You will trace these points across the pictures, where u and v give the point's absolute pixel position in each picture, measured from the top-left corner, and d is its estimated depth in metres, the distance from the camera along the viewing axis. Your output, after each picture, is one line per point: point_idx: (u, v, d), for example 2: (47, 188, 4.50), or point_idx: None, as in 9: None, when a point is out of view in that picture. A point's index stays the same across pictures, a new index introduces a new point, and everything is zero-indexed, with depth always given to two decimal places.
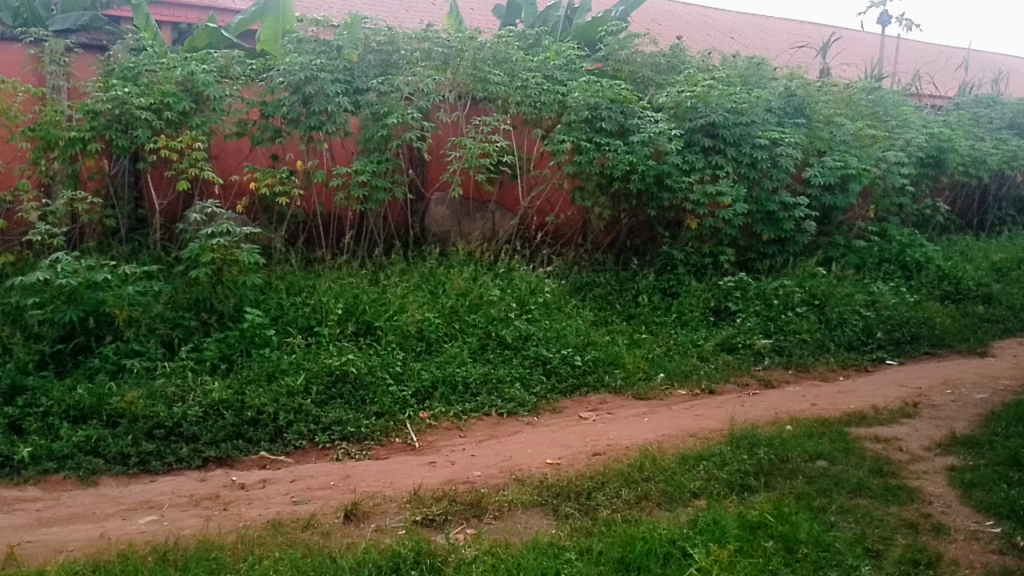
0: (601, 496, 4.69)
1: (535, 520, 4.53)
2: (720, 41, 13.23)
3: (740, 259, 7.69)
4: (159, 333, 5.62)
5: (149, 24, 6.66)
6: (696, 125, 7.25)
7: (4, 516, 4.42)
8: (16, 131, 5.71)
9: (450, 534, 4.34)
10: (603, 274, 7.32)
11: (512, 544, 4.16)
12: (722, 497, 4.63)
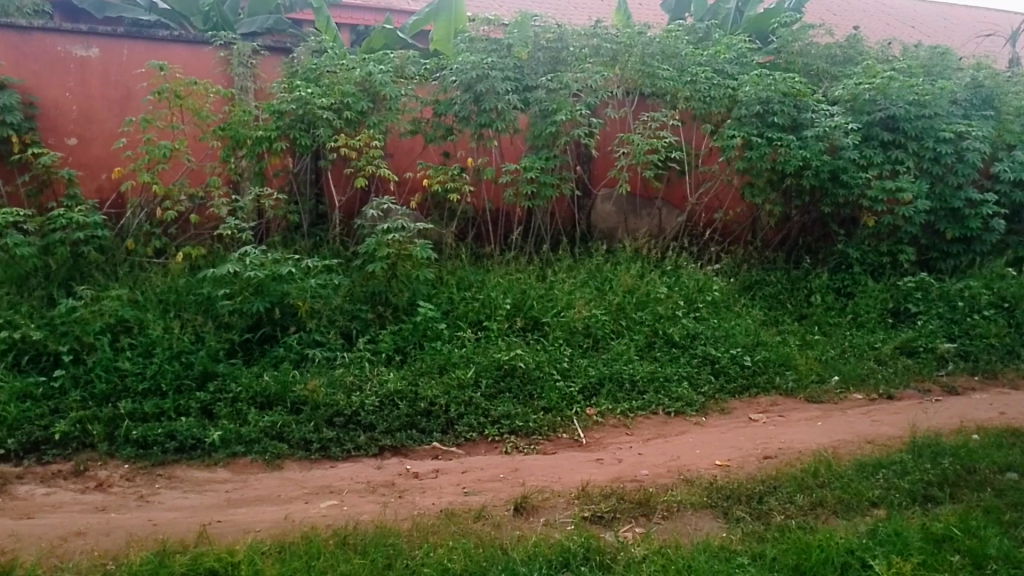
0: (774, 500, 4.54)
1: (705, 522, 4.44)
2: (899, 30, 12.75)
3: (920, 259, 7.40)
4: (339, 325, 5.75)
5: (329, 25, 6.93)
6: (876, 119, 7.08)
7: (197, 495, 4.61)
8: (208, 130, 6.04)
9: (620, 532, 4.33)
10: (774, 272, 7.29)
11: (683, 545, 4.11)
12: (904, 508, 4.42)
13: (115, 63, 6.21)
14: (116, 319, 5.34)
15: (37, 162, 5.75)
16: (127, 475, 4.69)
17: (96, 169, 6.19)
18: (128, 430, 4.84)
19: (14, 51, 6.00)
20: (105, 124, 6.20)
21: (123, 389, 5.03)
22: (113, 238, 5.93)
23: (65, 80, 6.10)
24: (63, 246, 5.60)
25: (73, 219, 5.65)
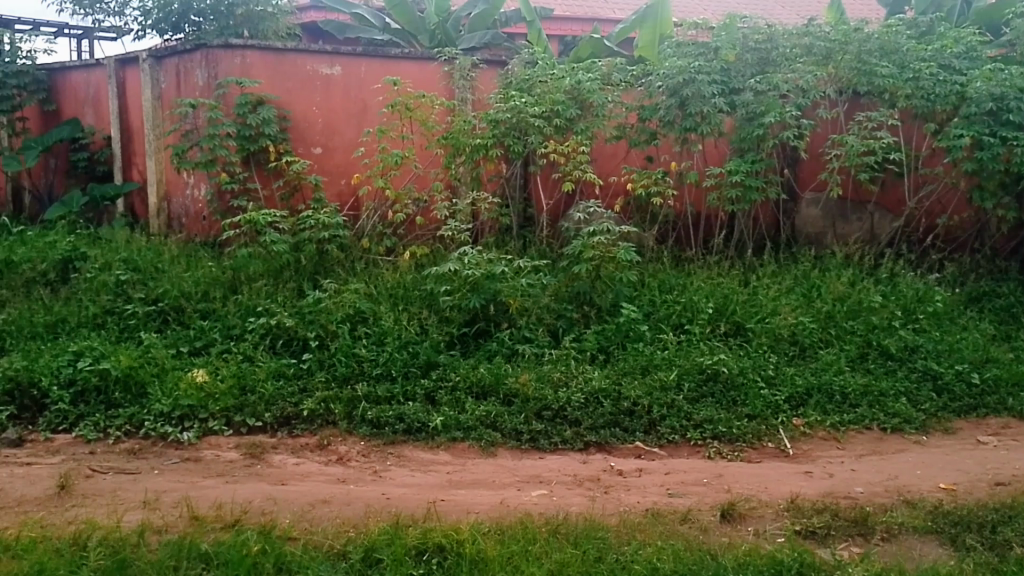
0: (1011, 532, 4.18)
1: (931, 548, 4.17)
2: None
3: None
4: (547, 323, 6.00)
5: (540, 37, 7.29)
6: None
7: (422, 473, 4.98)
8: (433, 139, 6.59)
9: (837, 550, 4.12)
10: (1006, 283, 6.82)
11: (908, 570, 3.88)
12: None
13: (354, 79, 6.87)
14: (355, 311, 5.90)
15: (290, 169, 6.47)
16: (363, 451, 5.14)
17: (337, 175, 6.90)
18: (364, 411, 5.31)
19: (271, 69, 6.72)
20: (345, 135, 6.90)
21: (360, 372, 5.52)
22: (351, 237, 6.51)
23: (313, 96, 6.80)
24: (311, 244, 6.28)
25: (319, 221, 6.32)
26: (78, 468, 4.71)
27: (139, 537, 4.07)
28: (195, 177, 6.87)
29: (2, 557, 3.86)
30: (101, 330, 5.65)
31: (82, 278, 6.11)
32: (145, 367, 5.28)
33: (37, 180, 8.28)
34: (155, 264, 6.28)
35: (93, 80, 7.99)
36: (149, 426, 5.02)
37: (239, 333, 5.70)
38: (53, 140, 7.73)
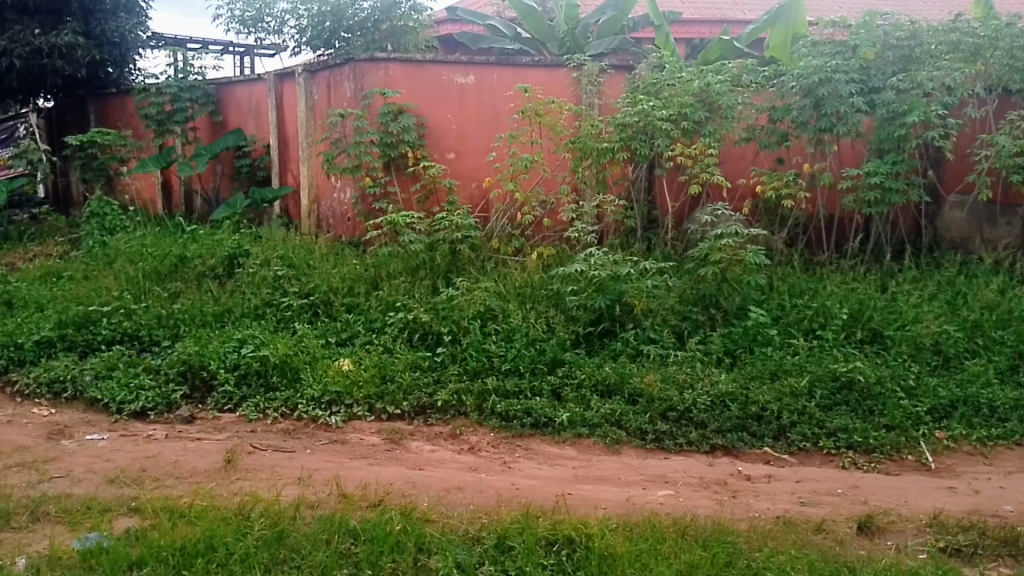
0: None
1: None
2: None
3: None
4: (672, 324, 6.01)
5: (667, 41, 7.41)
6: None
7: (549, 467, 5.11)
8: (561, 143, 6.79)
9: (987, 571, 3.91)
10: None
11: None
12: None
13: (488, 87, 7.17)
14: (485, 308, 6.13)
15: (427, 174, 6.84)
16: (493, 442, 5.35)
17: (468, 179, 7.24)
18: (494, 404, 5.54)
19: (411, 79, 7.16)
20: (478, 141, 7.21)
21: (491, 367, 5.76)
22: (481, 238, 6.82)
23: (448, 105, 7.18)
24: (445, 244, 6.60)
25: (453, 222, 6.63)
26: (242, 445, 5.18)
27: (294, 511, 4.41)
28: (342, 181, 7.39)
29: (180, 521, 4.29)
30: (260, 320, 6.19)
31: (245, 272, 6.69)
32: (299, 354, 5.74)
33: (205, 184, 9.15)
34: (307, 262, 6.79)
35: (254, 93, 8.69)
36: (302, 409, 5.46)
37: (380, 327, 6.07)
38: (222, 148, 8.52)
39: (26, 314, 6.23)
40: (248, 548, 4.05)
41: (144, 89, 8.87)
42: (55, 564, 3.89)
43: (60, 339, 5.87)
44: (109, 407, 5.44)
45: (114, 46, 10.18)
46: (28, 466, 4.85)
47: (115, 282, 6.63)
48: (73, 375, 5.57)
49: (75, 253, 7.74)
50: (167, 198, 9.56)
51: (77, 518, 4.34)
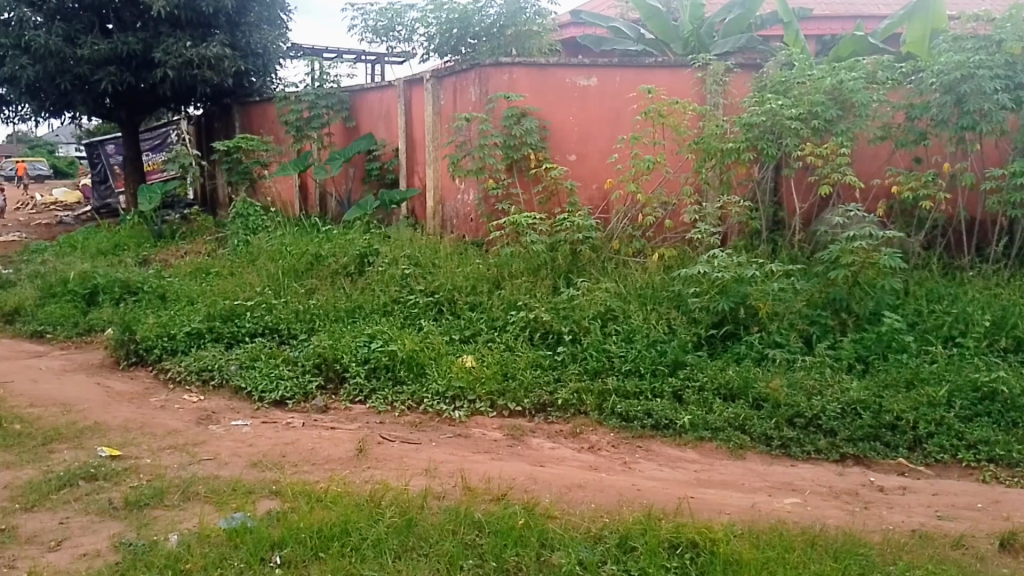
0: None
1: None
2: None
3: None
4: (799, 328, 5.90)
5: (797, 38, 7.46)
6: None
7: (671, 469, 5.01)
8: (684, 144, 6.91)
9: None
10: None
11: None
12: None
13: (610, 88, 7.32)
14: (605, 308, 6.20)
15: (549, 175, 7.02)
16: (613, 442, 5.33)
17: (589, 180, 7.41)
18: (614, 404, 5.54)
19: (535, 84, 7.33)
20: (599, 142, 7.38)
21: (610, 367, 5.79)
22: (603, 238, 6.95)
23: (570, 107, 7.34)
24: (567, 244, 6.75)
25: (575, 223, 6.80)
26: (371, 435, 5.40)
27: (422, 501, 4.55)
28: (466, 183, 7.64)
29: (317, 506, 4.50)
30: (388, 315, 6.51)
31: (376, 270, 7.07)
32: (424, 350, 5.95)
33: (339, 187, 9.62)
34: (432, 260, 7.09)
35: (386, 99, 9.07)
36: (427, 402, 5.65)
37: (502, 325, 6.24)
38: (354, 152, 8.97)
39: (179, 307, 6.79)
40: (380, 534, 4.20)
41: (285, 96, 9.55)
42: (205, 540, 4.15)
43: (208, 331, 6.33)
44: (251, 395, 5.79)
45: (258, 57, 12.02)
46: (180, 448, 5.21)
47: (258, 279, 7.18)
48: (219, 364, 5.98)
49: (221, 251, 8.40)
50: (303, 201, 10.15)
51: (224, 499, 4.62)
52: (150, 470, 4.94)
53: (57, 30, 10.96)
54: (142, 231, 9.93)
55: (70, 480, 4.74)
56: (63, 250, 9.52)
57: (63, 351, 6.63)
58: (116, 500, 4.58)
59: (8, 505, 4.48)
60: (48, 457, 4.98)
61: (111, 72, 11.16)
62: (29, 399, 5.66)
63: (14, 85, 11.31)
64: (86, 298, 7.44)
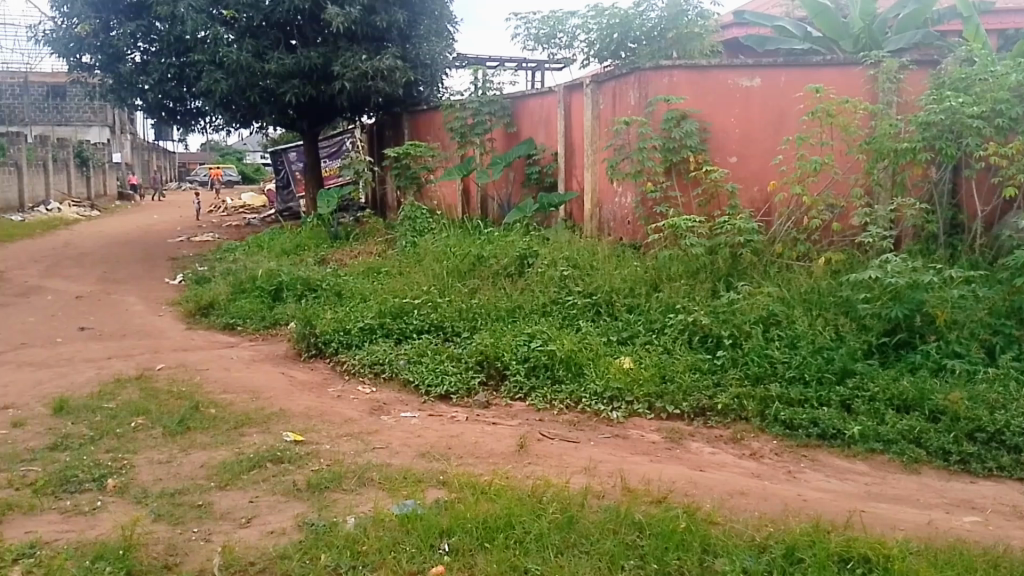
0: None
1: None
2: None
3: None
4: (981, 338, 5.68)
5: (978, 32, 7.48)
6: None
7: (838, 480, 4.81)
8: (854, 144, 7.05)
9: None
10: None
11: None
12: None
13: (774, 90, 7.55)
14: (767, 313, 6.28)
15: (709, 178, 7.42)
16: (776, 449, 5.20)
17: (751, 182, 7.68)
18: (778, 411, 5.43)
19: (694, 86, 7.78)
20: (761, 143, 7.63)
21: (773, 373, 5.74)
22: (765, 242, 7.21)
23: (732, 108, 7.67)
24: (727, 248, 7.06)
25: (735, 225, 7.08)
26: (532, 432, 5.56)
27: (582, 499, 4.60)
28: (623, 186, 8.25)
29: (482, 498, 4.64)
30: (547, 316, 6.82)
31: (535, 271, 7.48)
32: (583, 351, 6.13)
33: (498, 190, 10.57)
34: (590, 263, 7.42)
35: (545, 104, 9.84)
36: (586, 402, 5.78)
37: (661, 327, 6.40)
38: (514, 156, 9.81)
39: (354, 304, 7.38)
40: (543, 529, 4.26)
41: (451, 105, 10.70)
42: (379, 524, 4.37)
43: (380, 326, 6.78)
44: (418, 389, 6.09)
45: (425, 67, 13.38)
46: (355, 436, 5.53)
47: (425, 279, 7.77)
48: (390, 358, 6.37)
49: (392, 252, 9.30)
50: (466, 202, 11.20)
51: (396, 486, 4.86)
52: (329, 455, 5.28)
53: (249, 47, 12.24)
54: (320, 232, 11.07)
55: (258, 461, 5.13)
56: (255, 250, 10.89)
57: (251, 342, 7.32)
58: (299, 482, 4.91)
59: (205, 483, 4.89)
60: (239, 439, 5.40)
61: (295, 84, 12.52)
62: (222, 385, 6.24)
63: (211, 99, 12.51)
64: (271, 294, 8.17)
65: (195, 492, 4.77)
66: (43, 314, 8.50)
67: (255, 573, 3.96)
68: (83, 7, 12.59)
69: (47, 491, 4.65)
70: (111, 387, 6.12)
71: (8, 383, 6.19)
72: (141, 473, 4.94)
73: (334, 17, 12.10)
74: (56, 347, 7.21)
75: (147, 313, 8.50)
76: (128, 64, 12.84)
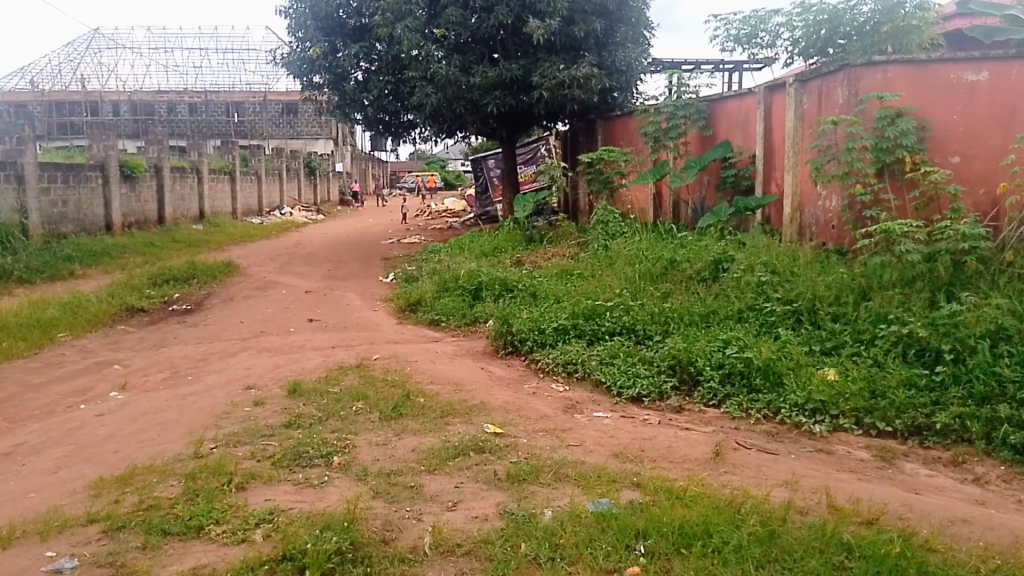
0: None
1: None
2: None
3: None
4: None
5: None
6: None
7: None
8: None
9: None
10: None
11: None
12: None
13: (1006, 84, 7.09)
14: (997, 327, 5.87)
15: (928, 179, 7.11)
16: (1004, 476, 4.85)
17: (976, 185, 7.30)
18: (1006, 435, 5.10)
19: (912, 82, 7.57)
20: (989, 142, 7.23)
21: (1001, 394, 5.38)
22: (992, 249, 6.72)
23: (954, 105, 7.35)
24: (947, 255, 6.67)
25: (958, 232, 6.67)
26: (728, 440, 5.57)
27: (785, 513, 4.42)
28: (828, 189, 8.21)
29: (677, 503, 4.60)
30: (742, 322, 6.98)
31: (730, 276, 7.77)
32: (782, 360, 6.16)
33: (691, 194, 10.96)
34: (790, 268, 7.57)
35: (744, 106, 9.89)
36: (785, 413, 5.76)
37: (871, 338, 6.30)
38: (710, 160, 10.02)
39: (548, 304, 8.04)
40: (742, 540, 4.12)
41: (645, 110, 11.17)
42: (576, 520, 4.44)
43: (573, 327, 7.24)
44: (610, 390, 6.40)
45: (621, 74, 14.16)
46: (551, 432, 5.74)
47: (617, 282, 8.28)
48: (582, 359, 6.78)
49: (585, 253, 10.19)
50: (656, 208, 11.77)
51: (591, 484, 4.94)
52: (527, 448, 5.49)
53: (456, 63, 13.48)
54: (516, 235, 12.30)
55: (462, 450, 5.42)
56: (456, 251, 12.11)
57: (454, 338, 8.17)
58: (499, 472, 5.14)
59: (415, 466, 5.23)
60: (444, 428, 5.77)
61: (497, 96, 13.63)
62: (429, 376, 6.79)
63: (422, 112, 13.98)
64: (471, 292, 9.13)
65: (407, 473, 5.12)
66: (278, 307, 10.03)
67: (462, 555, 4.16)
68: (315, 33, 14.56)
69: (283, 464, 5.18)
70: (334, 373, 6.84)
71: (252, 365, 7.29)
72: (360, 453, 5.38)
73: (535, 29, 13.04)
74: (290, 337, 8.57)
75: (364, 308, 9.85)
76: (352, 82, 14.74)
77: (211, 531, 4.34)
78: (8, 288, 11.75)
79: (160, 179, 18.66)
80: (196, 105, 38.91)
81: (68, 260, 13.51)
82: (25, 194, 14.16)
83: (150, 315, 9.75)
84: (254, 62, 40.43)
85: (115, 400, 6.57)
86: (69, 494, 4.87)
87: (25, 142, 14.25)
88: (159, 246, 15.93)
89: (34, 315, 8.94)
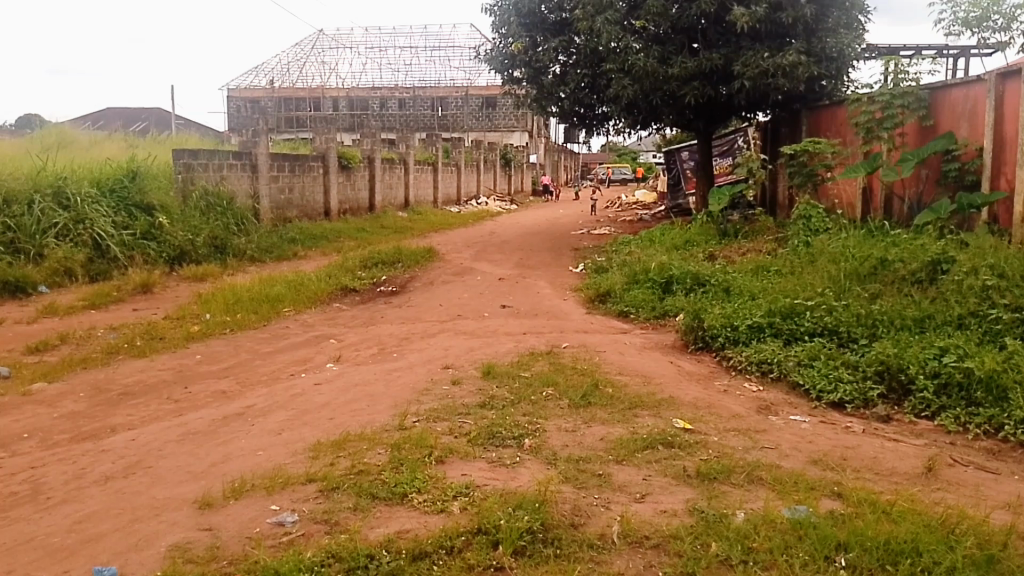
0: None
1: None
2: None
3: None
4: None
5: None
6: None
7: None
8: None
9: None
10: None
11: None
12: None
13: None
14: None
15: None
16: None
17: None
18: None
19: None
20: None
21: None
22: None
23: None
24: None
25: None
26: (942, 456, 5.18)
27: (1006, 537, 4.01)
28: None
29: (884, 517, 4.22)
30: (962, 329, 6.57)
31: (950, 278, 7.28)
32: (1008, 372, 5.66)
33: (906, 188, 10.17)
34: (1020, 273, 6.93)
35: (972, 94, 9.10)
36: (1009, 430, 5.30)
37: None
38: (929, 152, 9.27)
39: (742, 301, 7.94)
40: (957, 562, 3.77)
41: (858, 99, 10.62)
42: (771, 524, 4.14)
43: (768, 325, 7.13)
44: (809, 394, 6.25)
45: (831, 61, 13.45)
46: (743, 432, 5.59)
47: (819, 280, 8.03)
48: (778, 359, 6.64)
49: (784, 250, 9.96)
50: (865, 203, 11.03)
51: (787, 490, 4.63)
52: (718, 447, 5.31)
53: (655, 54, 13.47)
54: (709, 228, 12.16)
55: (651, 443, 5.32)
56: (648, 244, 12.29)
57: (642, 330, 8.32)
58: (689, 468, 4.95)
59: (604, 454, 5.18)
60: (633, 419, 5.79)
61: (695, 86, 13.40)
62: (618, 367, 6.92)
63: (619, 104, 14.13)
64: (661, 286, 9.25)
65: (596, 461, 5.06)
66: (475, 292, 10.52)
67: (651, 547, 4.01)
68: (518, 28, 15.32)
69: (478, 442, 5.34)
70: (525, 359, 7.13)
71: (450, 347, 7.76)
72: (551, 437, 5.47)
73: (739, 17, 12.77)
74: (484, 321, 9.02)
75: (553, 296, 10.18)
76: (549, 76, 15.17)
77: (413, 499, 4.46)
78: (242, 266, 13.27)
79: (373, 170, 20.15)
80: (405, 101, 41.40)
81: (292, 242, 15.09)
82: (258, 181, 15.79)
83: (359, 295, 10.58)
84: (458, 58, 42.29)
85: (330, 371, 7.28)
86: (292, 454, 5.29)
87: (260, 135, 15.87)
88: (369, 232, 17.31)
89: (264, 291, 10.02)
